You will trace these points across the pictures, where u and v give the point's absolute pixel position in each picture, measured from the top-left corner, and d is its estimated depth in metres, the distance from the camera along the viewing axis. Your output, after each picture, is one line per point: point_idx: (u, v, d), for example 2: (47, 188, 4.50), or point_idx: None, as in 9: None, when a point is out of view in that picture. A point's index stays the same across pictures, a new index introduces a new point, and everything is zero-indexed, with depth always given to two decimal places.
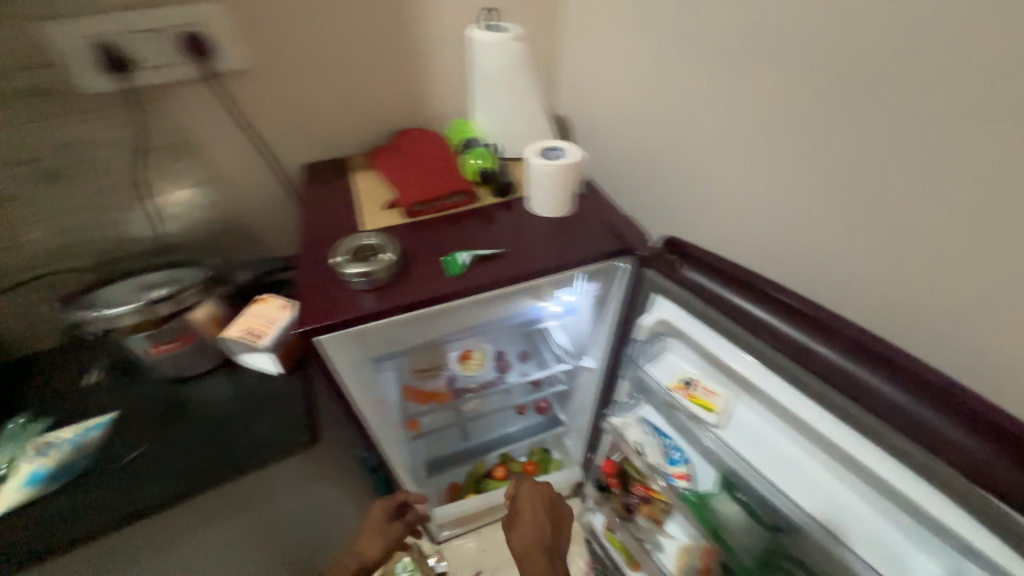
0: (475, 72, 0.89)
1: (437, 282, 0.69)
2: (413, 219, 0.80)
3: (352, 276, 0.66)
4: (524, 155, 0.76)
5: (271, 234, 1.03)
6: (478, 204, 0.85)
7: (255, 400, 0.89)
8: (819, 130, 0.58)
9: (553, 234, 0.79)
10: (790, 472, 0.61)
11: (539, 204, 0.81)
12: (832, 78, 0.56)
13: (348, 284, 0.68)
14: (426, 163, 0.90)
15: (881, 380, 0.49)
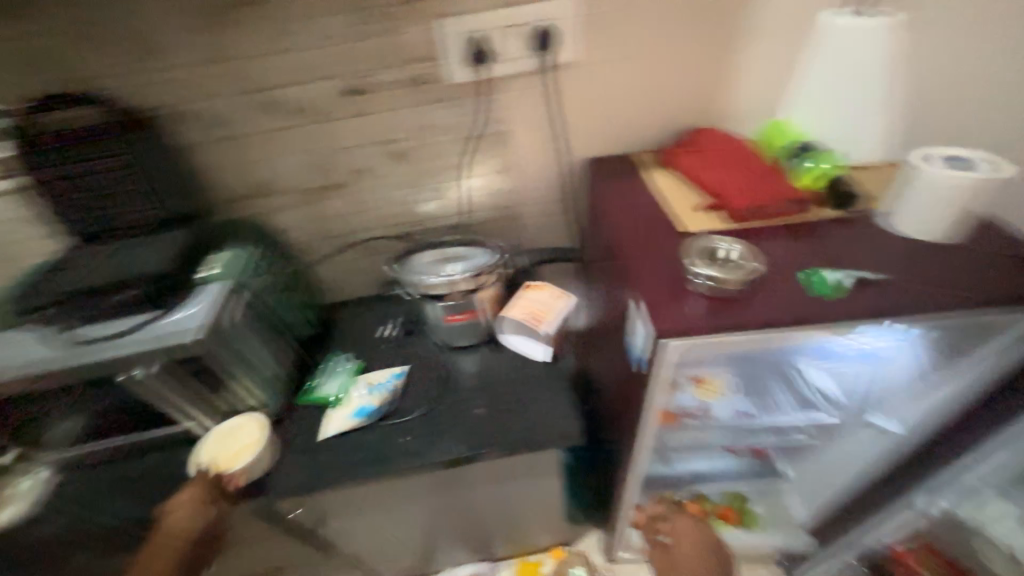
0: (820, 64, 0.77)
1: (798, 302, 0.61)
2: (740, 225, 0.73)
3: (704, 280, 0.62)
4: (925, 167, 0.62)
5: (535, 225, 1.08)
6: (813, 215, 0.74)
7: (523, 382, 0.92)
8: None
9: (934, 266, 0.64)
10: None
11: (916, 228, 0.67)
12: None
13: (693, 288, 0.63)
14: (742, 165, 0.81)
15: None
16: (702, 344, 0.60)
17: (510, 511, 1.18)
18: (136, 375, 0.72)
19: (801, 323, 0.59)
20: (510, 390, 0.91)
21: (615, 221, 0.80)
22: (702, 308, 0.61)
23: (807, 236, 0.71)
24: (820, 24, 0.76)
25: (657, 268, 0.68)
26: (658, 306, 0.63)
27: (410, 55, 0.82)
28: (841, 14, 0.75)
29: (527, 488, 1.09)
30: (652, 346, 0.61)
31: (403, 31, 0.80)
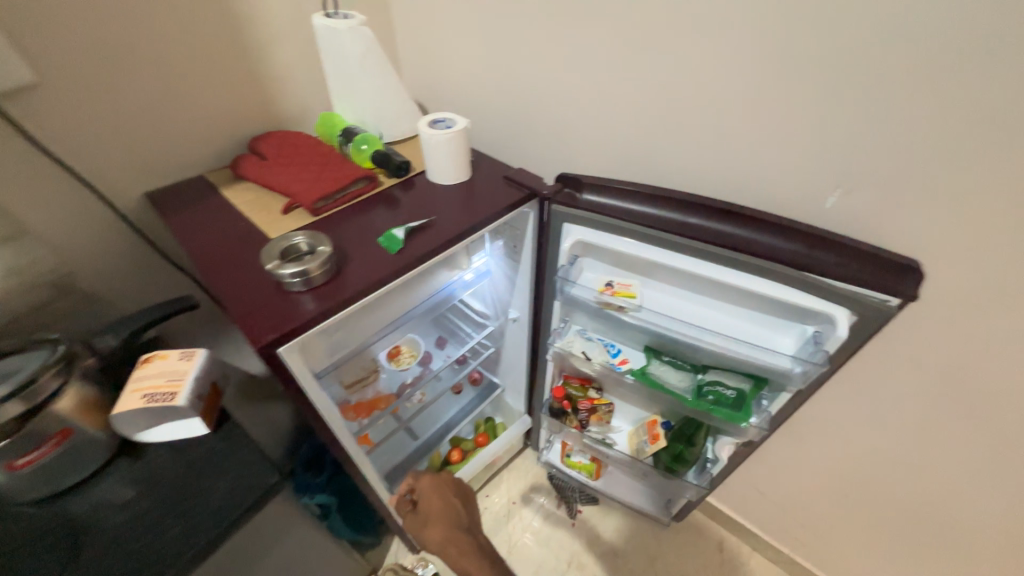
0: (333, 61, 0.87)
1: (380, 264, 0.71)
2: (321, 215, 0.77)
3: (289, 280, 0.63)
4: (423, 133, 0.81)
5: (121, 290, 0.85)
6: (381, 189, 0.86)
7: (187, 467, 0.76)
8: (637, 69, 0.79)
9: (465, 199, 0.86)
10: (696, 313, 0.83)
11: (442, 176, 0.87)
12: (636, 27, 0.76)
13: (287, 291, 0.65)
14: (311, 161, 0.86)
15: (730, 229, 0.73)
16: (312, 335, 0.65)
17: None
18: None
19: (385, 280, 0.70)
20: (171, 487, 0.73)
21: (197, 252, 0.72)
22: (300, 307, 0.64)
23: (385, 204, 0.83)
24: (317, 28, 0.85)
25: (253, 284, 0.67)
26: (259, 322, 0.63)
27: None
28: (324, 16, 0.84)
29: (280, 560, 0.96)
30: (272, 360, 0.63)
31: None
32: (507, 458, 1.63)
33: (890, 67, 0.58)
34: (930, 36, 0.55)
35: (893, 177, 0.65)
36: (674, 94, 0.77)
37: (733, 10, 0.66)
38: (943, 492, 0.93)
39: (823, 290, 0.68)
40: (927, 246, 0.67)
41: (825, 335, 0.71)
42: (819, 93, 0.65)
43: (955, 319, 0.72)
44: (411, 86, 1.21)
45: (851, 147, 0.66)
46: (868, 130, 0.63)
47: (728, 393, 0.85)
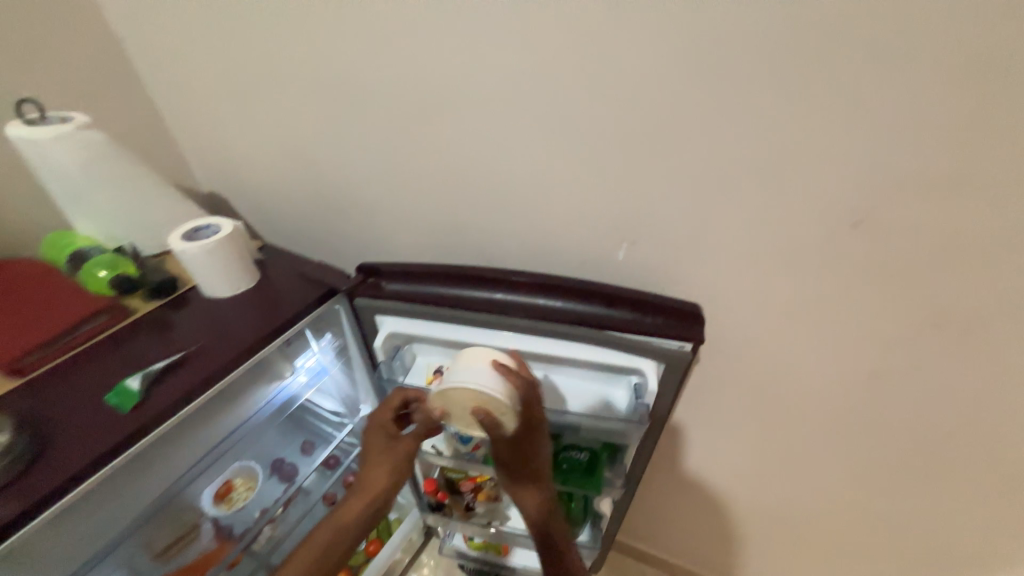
0: (47, 173, 0.71)
1: (110, 430, 0.56)
2: (31, 374, 0.61)
3: None
4: (173, 248, 0.68)
5: None
6: (133, 318, 0.70)
7: None
8: (423, 151, 0.79)
9: (252, 308, 0.74)
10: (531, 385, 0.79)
11: (216, 288, 0.74)
12: (410, 114, 0.76)
13: None
14: (16, 296, 0.66)
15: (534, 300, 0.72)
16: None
17: None
18: None
19: (119, 449, 0.55)
20: None
21: None
22: None
23: (136, 338, 0.68)
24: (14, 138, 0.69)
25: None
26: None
27: None
28: (26, 124, 0.70)
29: None
30: None
31: None
32: (408, 559, 1.44)
33: (622, 138, 0.65)
34: (643, 112, 0.62)
35: (657, 228, 0.71)
36: (462, 171, 0.79)
37: (486, 96, 0.69)
38: (792, 491, 1.00)
39: (628, 346, 0.68)
40: (702, 283, 0.74)
41: (643, 389, 0.71)
42: (578, 162, 0.70)
43: (745, 341, 0.79)
44: (200, 182, 1.07)
45: (619, 206, 0.71)
46: (625, 191, 0.69)
47: (581, 457, 0.82)
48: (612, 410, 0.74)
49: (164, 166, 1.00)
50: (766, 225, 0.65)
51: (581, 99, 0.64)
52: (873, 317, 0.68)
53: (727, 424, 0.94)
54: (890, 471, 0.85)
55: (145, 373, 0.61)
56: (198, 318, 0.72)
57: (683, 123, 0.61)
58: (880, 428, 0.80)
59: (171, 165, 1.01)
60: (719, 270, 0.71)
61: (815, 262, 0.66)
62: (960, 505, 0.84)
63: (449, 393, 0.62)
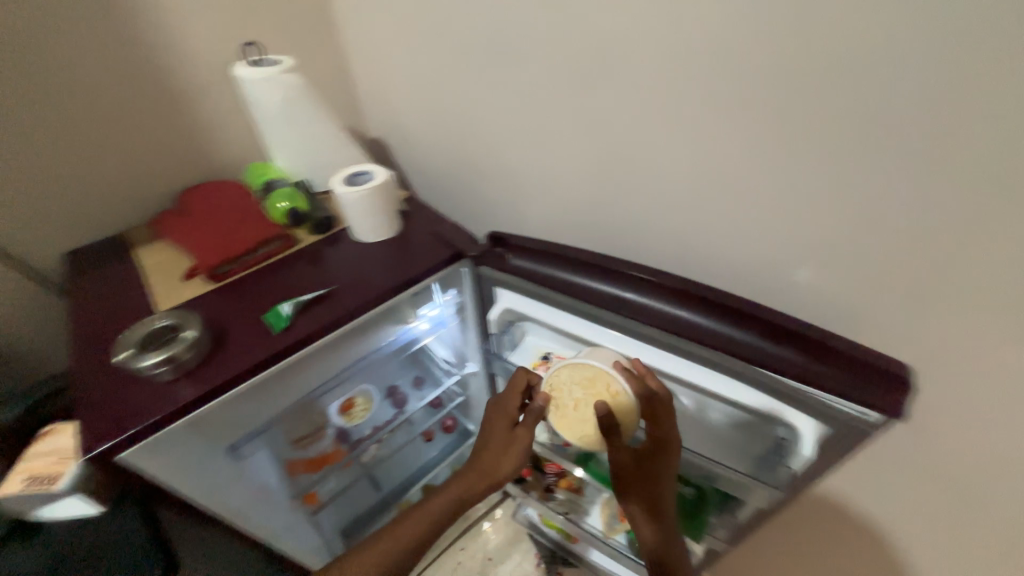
0: (255, 110, 0.82)
1: (258, 346, 0.63)
2: (221, 282, 0.72)
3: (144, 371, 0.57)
4: (333, 190, 0.73)
5: (45, 341, 0.84)
6: (298, 246, 0.80)
7: (70, 555, 0.74)
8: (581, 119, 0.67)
9: (387, 258, 0.78)
10: None
11: (362, 233, 0.79)
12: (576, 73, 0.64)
13: (142, 379, 0.59)
14: (225, 214, 0.81)
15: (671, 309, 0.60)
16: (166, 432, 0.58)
17: None
18: None
19: (262, 367, 0.61)
20: None
21: (77, 327, 0.67)
22: (152, 401, 0.57)
23: (293, 269, 0.76)
24: (236, 76, 0.80)
25: (116, 370, 0.61)
26: (113, 415, 0.56)
27: None
28: (248, 64, 0.80)
29: None
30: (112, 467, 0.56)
31: None
32: (484, 508, 1.51)
33: (883, 127, 0.42)
34: (940, 89, 0.39)
35: (898, 268, 0.48)
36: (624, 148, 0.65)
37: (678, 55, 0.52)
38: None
39: (787, 395, 0.53)
40: (957, 362, 0.49)
41: (787, 447, 0.57)
42: (791, 155, 0.49)
43: (1007, 462, 0.52)
44: (368, 128, 1.12)
45: (839, 225, 0.49)
46: (860, 209, 0.47)
47: (685, 493, 0.72)
48: (736, 459, 0.62)
49: (343, 110, 1.06)
50: None
51: (820, 62, 0.43)
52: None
53: (922, 546, 0.67)
54: None
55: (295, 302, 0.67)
56: (344, 261, 0.78)
57: (1013, 115, 0.37)
58: None
59: (349, 109, 1.07)
60: (1000, 352, 0.46)
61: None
62: None
63: (559, 374, 0.62)
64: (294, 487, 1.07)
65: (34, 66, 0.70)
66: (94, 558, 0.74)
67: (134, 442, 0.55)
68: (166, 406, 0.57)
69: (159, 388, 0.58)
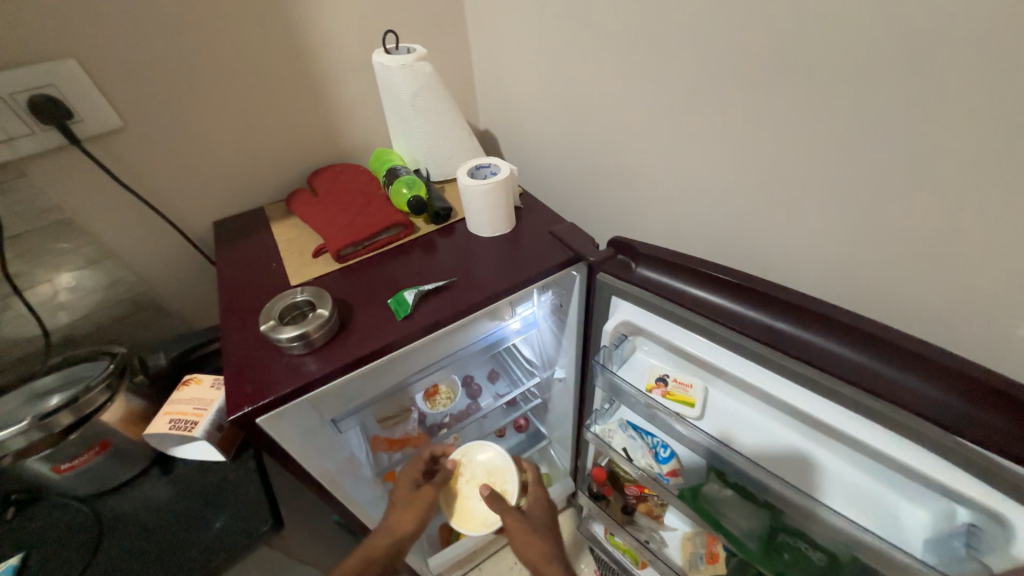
0: (388, 98, 0.84)
1: (382, 332, 0.64)
2: (346, 262, 0.75)
3: (282, 344, 0.59)
4: (459, 181, 0.72)
5: (189, 298, 0.94)
6: (416, 235, 0.81)
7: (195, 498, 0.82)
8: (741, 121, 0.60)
9: (501, 254, 0.76)
10: (774, 444, 0.63)
11: (480, 227, 0.78)
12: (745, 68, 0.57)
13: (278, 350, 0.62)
14: (351, 197, 0.84)
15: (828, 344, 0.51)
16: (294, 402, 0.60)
17: None
18: None
19: (383, 352, 0.62)
20: (171, 521, 0.79)
21: (223, 291, 0.73)
22: (286, 373, 0.60)
23: (411, 256, 0.77)
24: (377, 63, 0.81)
25: (255, 337, 0.65)
26: (251, 381, 0.60)
27: None
28: (385, 52, 0.81)
29: None
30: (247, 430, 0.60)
31: None
32: None
33: None
34: None
35: None
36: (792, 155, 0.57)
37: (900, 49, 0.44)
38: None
39: (1009, 486, 0.40)
40: None
41: (981, 537, 0.47)
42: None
43: None
44: (480, 120, 1.12)
45: None
46: None
47: (815, 558, 0.63)
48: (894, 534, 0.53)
49: (460, 100, 1.07)
50: None
51: None
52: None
53: None
54: None
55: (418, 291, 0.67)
56: (459, 253, 0.78)
57: None
58: None
59: (465, 100, 1.08)
60: None
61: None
62: None
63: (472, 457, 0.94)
64: (377, 464, 1.10)
65: (212, 49, 0.77)
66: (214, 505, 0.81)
67: (268, 410, 0.58)
68: (298, 379, 0.59)
69: (293, 361, 0.60)
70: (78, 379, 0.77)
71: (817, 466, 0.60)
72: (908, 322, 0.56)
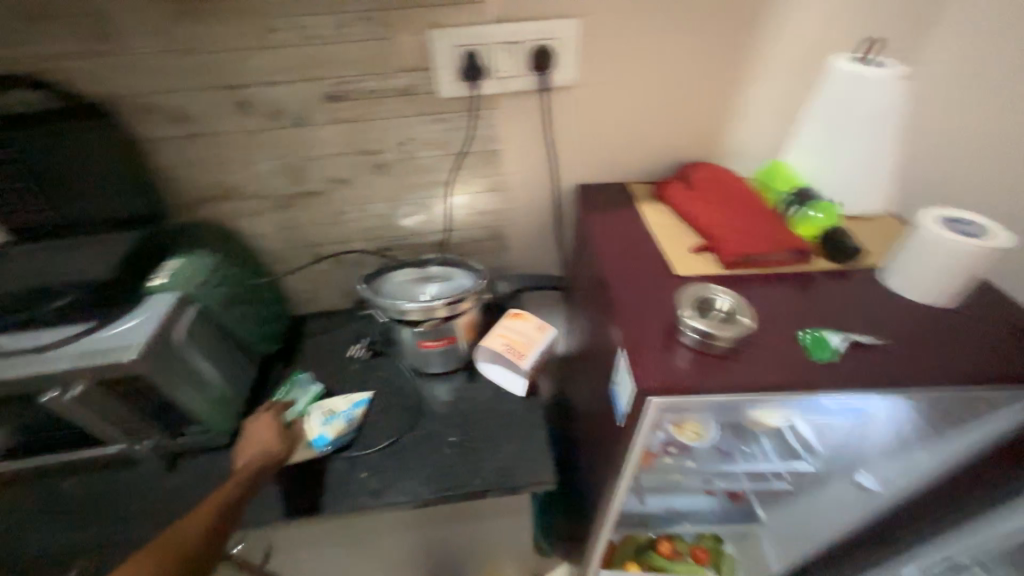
0: (820, 104, 0.74)
1: (796, 368, 0.57)
2: (730, 269, 0.70)
3: (704, 335, 0.57)
4: (948, 239, 0.58)
5: (523, 241, 1.03)
6: (808, 267, 0.71)
7: (477, 415, 0.87)
8: None
9: (931, 330, 0.60)
10: None
11: (906, 284, 0.64)
12: None
13: (682, 337, 0.60)
14: (738, 203, 0.78)
15: None
16: (692, 401, 0.56)
17: (469, 553, 1.13)
18: (58, 398, 0.63)
19: (799, 389, 0.55)
20: (462, 430, 0.85)
21: (602, 254, 0.75)
22: (694, 365, 0.57)
23: (804, 289, 0.67)
24: (832, 70, 0.72)
25: (649, 317, 0.63)
26: (658, 357, 0.58)
27: (401, 67, 0.75)
28: (849, 60, 0.72)
29: (491, 527, 1.06)
30: (640, 403, 0.57)
31: (398, 42, 0.73)
32: None
33: None
34: None
35: None
36: None
37: None
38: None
39: None
40: None
41: None
42: None
43: None
44: None
45: None
46: None
47: None
48: None
49: None
50: None
51: None
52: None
53: None
54: None
55: (845, 341, 0.58)
56: (873, 305, 0.65)
57: None
58: None
59: None
60: None
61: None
62: None
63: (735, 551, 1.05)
64: None
65: (673, 30, 0.79)
66: (497, 432, 0.84)
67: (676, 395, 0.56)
68: (709, 379, 0.56)
69: (703, 357, 0.58)
70: (447, 277, 0.90)
71: None
72: None
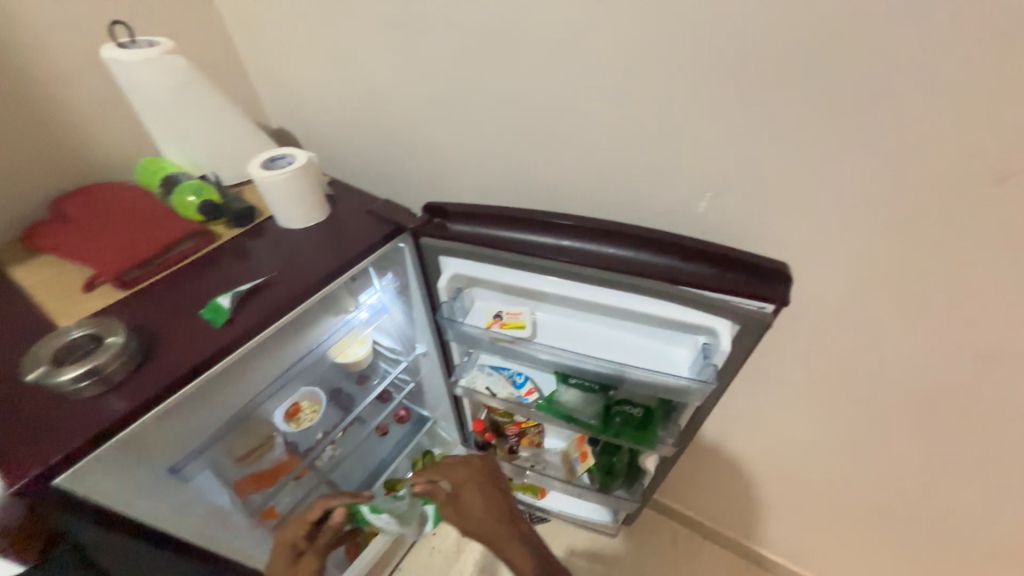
0: (135, 96, 0.74)
1: (203, 343, 0.60)
2: (131, 288, 0.65)
3: (74, 384, 0.50)
4: (266, 177, 0.69)
5: None
6: (219, 243, 0.75)
7: None
8: (488, 95, 0.78)
9: (321, 241, 0.76)
10: (597, 344, 0.77)
11: (292, 219, 0.76)
12: (476, 52, 0.74)
13: (66, 396, 0.53)
14: (119, 217, 0.72)
15: (574, 254, 0.69)
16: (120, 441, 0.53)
17: None
18: None
19: (217, 356, 0.59)
20: None
21: None
22: (88, 415, 0.52)
23: (218, 267, 0.71)
24: (110, 61, 0.71)
25: (14, 403, 0.53)
26: (45, 436, 0.50)
27: None
28: (118, 46, 0.71)
29: None
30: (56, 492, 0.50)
31: None
32: None
33: (712, 77, 0.60)
34: (737, 56, 0.57)
35: (745, 178, 0.65)
36: (527, 117, 0.77)
37: (566, 28, 0.65)
38: (834, 466, 0.97)
39: (696, 300, 0.64)
40: (795, 241, 0.68)
41: (712, 348, 0.68)
42: (660, 107, 0.65)
43: (835, 311, 0.73)
44: (270, 117, 1.10)
45: (688, 163, 0.68)
46: (708, 144, 0.65)
47: (635, 412, 0.82)
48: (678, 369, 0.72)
49: (241, 99, 1.03)
50: (872, 188, 0.59)
51: (655, 35, 0.60)
52: (961, 269, 0.60)
53: (796, 404, 0.91)
54: (962, 468, 0.80)
55: (234, 294, 0.63)
56: (280, 246, 0.75)
57: (783, 60, 0.55)
58: (971, 420, 0.73)
59: (247, 98, 1.04)
60: (817, 230, 0.65)
61: (906, 219, 0.59)
62: (996, 512, 0.83)
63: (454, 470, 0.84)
64: (248, 508, 1.00)
65: None
66: None
67: (88, 452, 0.51)
68: (107, 417, 0.53)
69: (96, 401, 0.53)
70: None
71: (631, 344, 0.76)
72: (627, 215, 0.79)
